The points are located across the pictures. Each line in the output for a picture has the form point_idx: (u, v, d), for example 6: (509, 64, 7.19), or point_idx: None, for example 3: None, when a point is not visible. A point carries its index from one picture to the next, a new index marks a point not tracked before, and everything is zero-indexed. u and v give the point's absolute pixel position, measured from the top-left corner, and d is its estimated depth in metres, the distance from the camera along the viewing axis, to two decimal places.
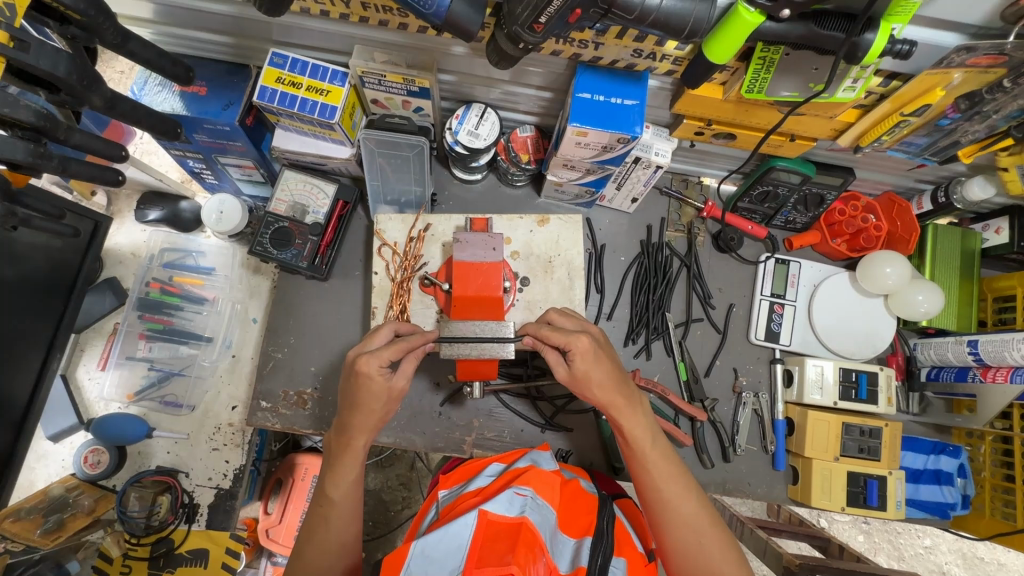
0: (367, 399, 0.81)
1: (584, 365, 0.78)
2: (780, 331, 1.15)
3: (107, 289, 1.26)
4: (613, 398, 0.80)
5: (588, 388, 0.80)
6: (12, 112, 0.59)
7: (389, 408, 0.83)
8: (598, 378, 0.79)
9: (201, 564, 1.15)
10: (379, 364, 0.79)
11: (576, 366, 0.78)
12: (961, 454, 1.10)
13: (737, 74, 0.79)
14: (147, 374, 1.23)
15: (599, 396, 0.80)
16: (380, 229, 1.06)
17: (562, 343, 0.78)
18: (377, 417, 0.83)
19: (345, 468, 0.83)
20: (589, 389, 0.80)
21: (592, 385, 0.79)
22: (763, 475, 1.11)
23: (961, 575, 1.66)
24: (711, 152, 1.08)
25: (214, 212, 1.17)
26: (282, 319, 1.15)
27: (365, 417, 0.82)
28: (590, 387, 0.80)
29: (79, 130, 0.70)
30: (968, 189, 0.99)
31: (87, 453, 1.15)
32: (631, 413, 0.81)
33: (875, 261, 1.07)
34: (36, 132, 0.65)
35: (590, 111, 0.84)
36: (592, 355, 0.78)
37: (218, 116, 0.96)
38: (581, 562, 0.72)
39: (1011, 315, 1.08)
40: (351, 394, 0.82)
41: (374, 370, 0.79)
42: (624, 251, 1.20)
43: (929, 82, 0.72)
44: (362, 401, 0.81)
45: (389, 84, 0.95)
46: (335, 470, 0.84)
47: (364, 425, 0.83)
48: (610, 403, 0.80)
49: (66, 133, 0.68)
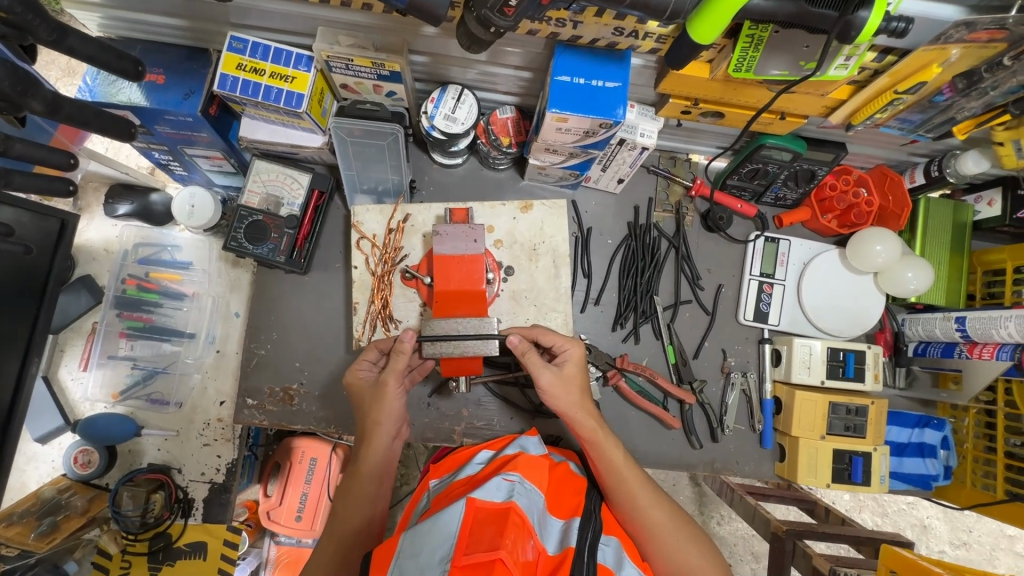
0: (370, 410, 0.87)
1: (572, 368, 0.88)
2: (768, 311, 1.14)
3: (81, 288, 1.23)
4: (583, 411, 0.87)
5: (568, 392, 0.87)
6: None
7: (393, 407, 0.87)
8: (579, 387, 0.88)
9: (200, 556, 1.19)
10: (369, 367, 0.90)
11: (566, 366, 0.88)
12: (945, 427, 1.10)
13: (725, 52, 0.74)
14: (131, 373, 1.22)
15: (572, 406, 0.86)
16: (357, 221, 1.02)
17: (556, 343, 0.89)
18: (396, 410, 0.86)
19: (362, 490, 0.84)
20: (570, 394, 0.87)
21: (572, 387, 0.87)
22: (751, 453, 1.13)
23: (941, 528, 1.72)
24: (699, 130, 1.04)
25: (185, 207, 1.13)
26: (264, 315, 1.11)
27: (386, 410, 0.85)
28: (572, 390, 0.87)
29: (19, 140, 0.68)
30: (962, 163, 0.96)
31: (76, 454, 1.16)
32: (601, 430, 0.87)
33: (865, 239, 1.06)
34: None
35: (570, 95, 0.79)
36: (582, 363, 0.90)
37: (179, 107, 0.92)
38: (570, 542, 0.71)
39: (1000, 289, 1.07)
40: (372, 412, 0.86)
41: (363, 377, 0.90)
42: (611, 233, 1.17)
43: (925, 57, 0.68)
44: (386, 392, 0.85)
45: (357, 69, 0.89)
46: (349, 488, 0.84)
47: (381, 441, 0.85)
48: (578, 414, 0.86)
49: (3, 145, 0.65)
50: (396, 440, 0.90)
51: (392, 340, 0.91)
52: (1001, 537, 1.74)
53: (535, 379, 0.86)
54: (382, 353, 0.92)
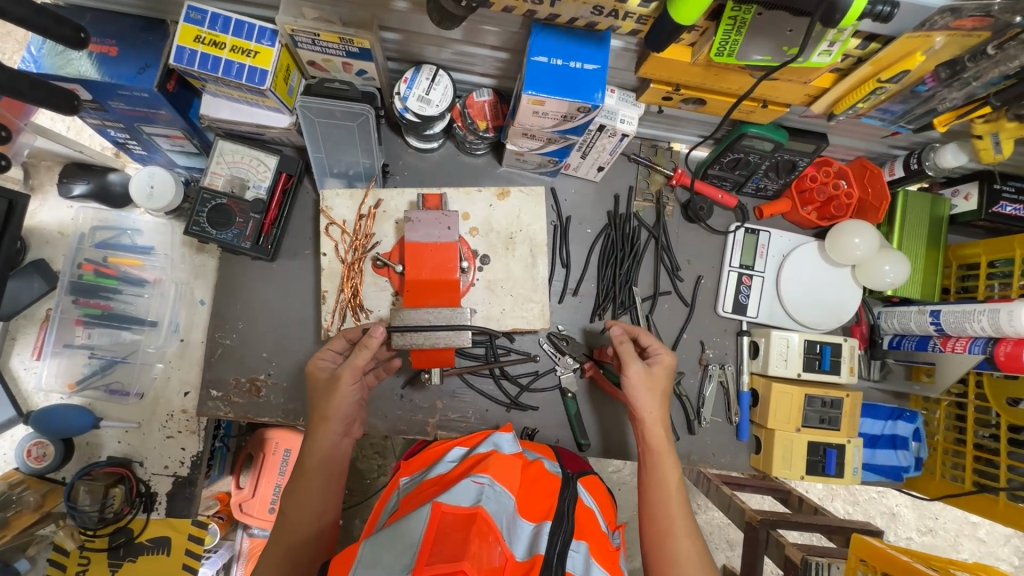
0: (321, 404, 0.81)
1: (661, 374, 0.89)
2: (747, 302, 1.13)
3: (34, 273, 1.16)
4: (657, 421, 0.87)
5: (652, 395, 0.88)
6: None
7: (343, 405, 0.81)
8: (660, 395, 0.88)
9: (163, 552, 1.17)
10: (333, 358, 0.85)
11: (656, 368, 0.89)
12: (917, 419, 1.12)
13: (707, 35, 0.72)
14: (89, 363, 1.17)
15: (648, 407, 0.87)
16: (327, 206, 0.97)
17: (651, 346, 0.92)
18: (349, 406, 0.81)
19: (307, 487, 0.78)
20: (652, 395, 0.88)
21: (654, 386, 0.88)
22: (727, 445, 1.12)
23: (909, 515, 1.76)
24: (682, 117, 1.02)
25: (145, 188, 1.07)
26: (228, 303, 1.06)
27: (337, 405, 0.80)
28: (655, 392, 0.88)
29: None
30: (940, 156, 0.96)
31: (30, 446, 1.12)
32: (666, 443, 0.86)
33: (844, 231, 1.05)
34: None
35: (547, 77, 0.75)
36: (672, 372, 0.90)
37: (133, 81, 0.86)
38: (539, 550, 0.68)
39: (973, 283, 1.08)
40: (320, 405, 0.81)
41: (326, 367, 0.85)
42: (591, 223, 1.14)
43: (909, 45, 0.66)
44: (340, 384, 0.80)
45: (324, 44, 0.84)
46: (294, 489, 0.79)
47: (326, 435, 0.80)
48: (650, 416, 0.87)
49: None
50: (345, 438, 0.84)
51: (360, 330, 0.87)
52: (965, 524, 1.79)
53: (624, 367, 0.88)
54: (348, 341, 0.87)
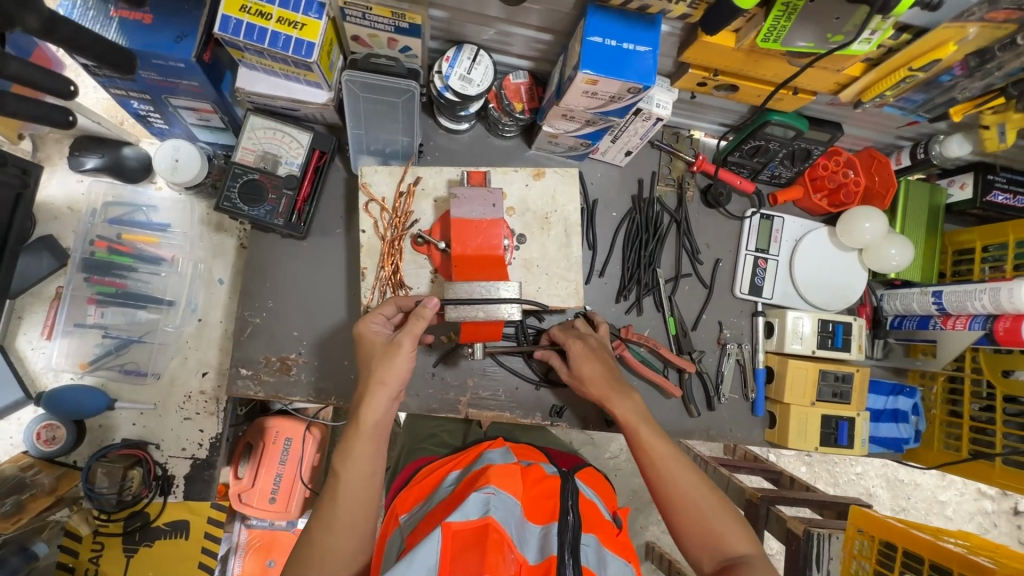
0: (377, 367, 0.80)
1: (578, 356, 0.91)
2: (763, 284, 1.19)
3: (42, 248, 1.11)
4: (604, 388, 0.87)
5: (584, 382, 0.89)
6: None
7: (400, 369, 0.80)
8: (590, 371, 0.88)
9: (181, 535, 1.14)
10: (384, 323, 0.86)
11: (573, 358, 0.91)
12: (915, 394, 1.20)
13: (754, 20, 0.75)
14: (101, 343, 1.12)
15: (596, 384, 0.87)
16: (365, 182, 0.97)
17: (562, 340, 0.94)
18: (405, 368, 0.79)
19: (362, 452, 0.78)
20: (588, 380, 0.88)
21: (588, 380, 0.88)
22: (742, 420, 1.17)
23: (884, 496, 1.87)
24: (708, 104, 1.06)
25: (169, 160, 1.04)
26: (257, 282, 1.04)
27: (393, 369, 0.79)
28: (586, 377, 0.88)
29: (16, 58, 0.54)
30: (947, 147, 1.03)
31: (40, 429, 1.07)
32: (621, 401, 0.84)
33: (854, 217, 1.11)
34: None
35: (601, 57, 0.78)
36: (586, 350, 0.90)
37: (170, 50, 0.84)
38: (551, 550, 0.71)
39: (966, 267, 1.17)
40: (379, 369, 0.80)
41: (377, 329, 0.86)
42: (616, 207, 1.18)
43: (946, 35, 0.71)
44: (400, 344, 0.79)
45: (374, 19, 0.84)
46: (348, 452, 0.78)
47: (380, 400, 0.79)
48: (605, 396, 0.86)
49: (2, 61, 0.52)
50: (396, 403, 0.83)
51: (412, 299, 0.88)
52: (934, 504, 1.91)
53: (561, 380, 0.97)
54: (399, 311, 0.88)
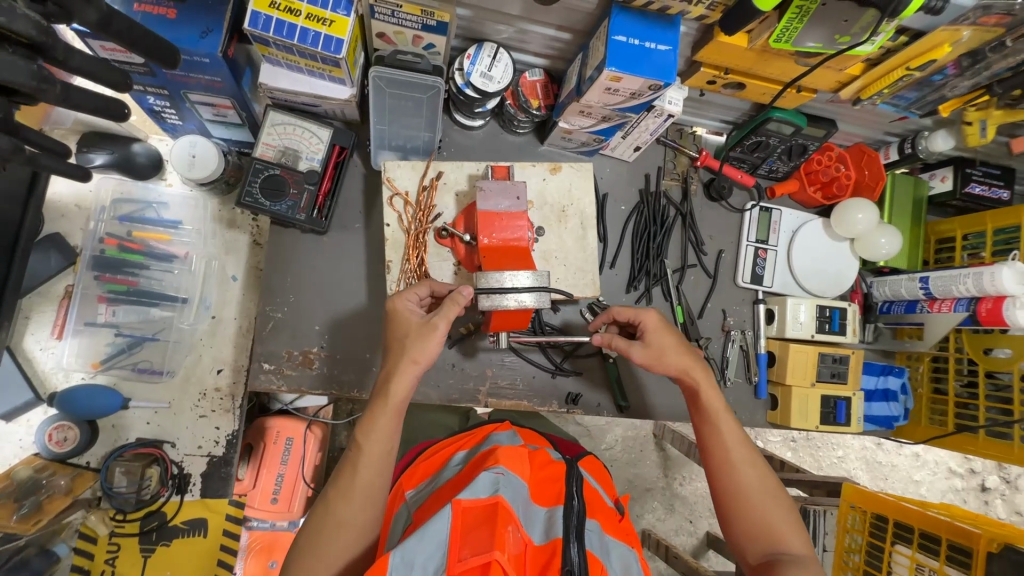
0: (411, 346, 0.81)
1: (654, 334, 0.89)
2: (763, 274, 1.25)
3: (50, 247, 1.10)
4: (689, 364, 0.87)
5: (662, 358, 0.87)
6: (11, 23, 0.47)
7: (431, 353, 0.82)
8: (671, 348, 0.88)
9: (199, 533, 1.13)
10: (416, 300, 0.86)
11: (649, 334, 0.88)
12: (904, 373, 1.27)
13: (767, 22, 0.81)
14: (113, 341, 1.11)
15: (676, 361, 0.87)
16: (389, 177, 0.99)
17: (630, 317, 0.90)
18: (433, 351, 0.81)
19: (383, 426, 0.79)
20: (667, 357, 0.87)
21: (668, 353, 0.87)
22: (746, 403, 1.23)
23: (864, 477, 1.97)
24: (713, 102, 1.11)
25: (185, 156, 1.04)
26: (279, 277, 1.05)
27: (421, 347, 0.80)
28: (666, 354, 0.87)
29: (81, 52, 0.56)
30: (933, 142, 1.11)
31: (51, 431, 1.06)
32: (707, 380, 0.86)
33: (848, 208, 1.19)
34: (31, 48, 0.52)
35: (625, 55, 0.82)
36: (660, 325, 0.89)
37: (196, 45, 0.85)
38: (556, 534, 0.70)
39: (947, 255, 1.25)
40: (413, 349, 0.80)
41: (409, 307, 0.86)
42: (625, 201, 1.22)
43: (940, 38, 0.78)
44: (437, 323, 0.81)
45: (402, 16, 0.86)
46: (371, 423, 0.79)
47: (407, 376, 0.81)
48: (689, 369, 0.87)
49: (66, 55, 0.54)
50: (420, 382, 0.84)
51: (446, 285, 0.90)
52: (910, 484, 2.01)
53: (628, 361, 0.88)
54: (431, 294, 0.89)
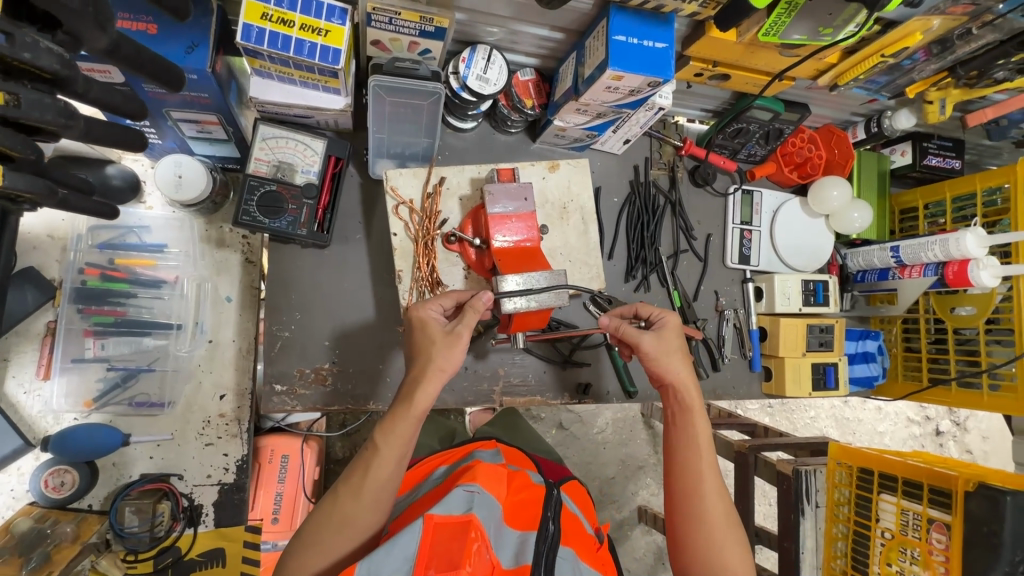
0: (436, 356, 0.80)
1: (668, 335, 0.89)
2: (750, 253, 1.31)
3: (25, 283, 1.03)
4: (683, 377, 0.87)
5: (665, 362, 0.87)
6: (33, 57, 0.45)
7: (455, 361, 0.81)
8: (676, 353, 0.88)
9: (218, 563, 1.11)
10: (440, 310, 0.85)
11: (664, 329, 0.90)
12: (880, 336, 1.36)
13: (755, 17, 0.84)
14: (105, 376, 1.06)
15: (679, 371, 0.87)
16: (392, 185, 0.99)
17: (654, 313, 0.92)
18: (458, 358, 0.80)
19: (401, 431, 0.76)
20: (670, 359, 0.88)
21: (676, 356, 0.88)
22: (742, 377, 1.30)
23: (835, 434, 2.12)
24: (698, 92, 1.15)
25: (171, 177, 0.99)
26: (283, 294, 1.03)
27: (445, 358, 0.80)
28: (672, 355, 0.88)
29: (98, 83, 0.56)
30: (897, 120, 1.18)
31: (47, 477, 1.01)
32: (698, 401, 0.87)
33: (824, 186, 1.26)
34: (51, 83, 0.51)
35: (626, 54, 0.84)
36: (677, 329, 0.90)
37: (183, 61, 0.81)
38: (525, 559, 0.70)
39: (912, 223, 1.36)
40: (440, 358, 0.79)
41: (431, 316, 0.84)
42: (616, 193, 1.26)
43: (911, 27, 0.84)
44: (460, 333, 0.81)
45: (400, 23, 0.85)
46: (390, 428, 0.77)
47: (434, 385, 0.79)
48: (682, 383, 0.87)
49: (83, 86, 0.54)
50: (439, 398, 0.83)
51: (467, 292, 0.89)
52: (876, 435, 2.17)
53: (633, 344, 0.88)
54: (456, 303, 0.88)
